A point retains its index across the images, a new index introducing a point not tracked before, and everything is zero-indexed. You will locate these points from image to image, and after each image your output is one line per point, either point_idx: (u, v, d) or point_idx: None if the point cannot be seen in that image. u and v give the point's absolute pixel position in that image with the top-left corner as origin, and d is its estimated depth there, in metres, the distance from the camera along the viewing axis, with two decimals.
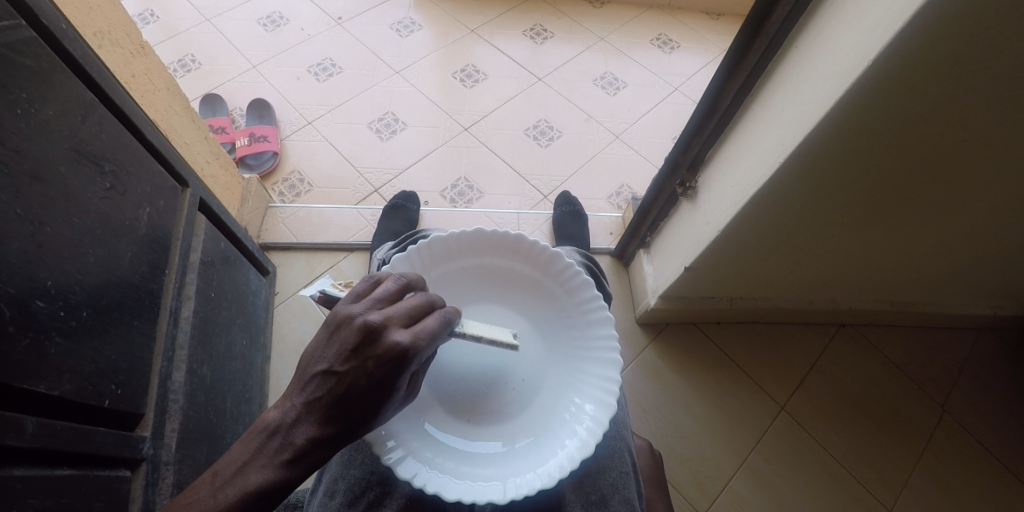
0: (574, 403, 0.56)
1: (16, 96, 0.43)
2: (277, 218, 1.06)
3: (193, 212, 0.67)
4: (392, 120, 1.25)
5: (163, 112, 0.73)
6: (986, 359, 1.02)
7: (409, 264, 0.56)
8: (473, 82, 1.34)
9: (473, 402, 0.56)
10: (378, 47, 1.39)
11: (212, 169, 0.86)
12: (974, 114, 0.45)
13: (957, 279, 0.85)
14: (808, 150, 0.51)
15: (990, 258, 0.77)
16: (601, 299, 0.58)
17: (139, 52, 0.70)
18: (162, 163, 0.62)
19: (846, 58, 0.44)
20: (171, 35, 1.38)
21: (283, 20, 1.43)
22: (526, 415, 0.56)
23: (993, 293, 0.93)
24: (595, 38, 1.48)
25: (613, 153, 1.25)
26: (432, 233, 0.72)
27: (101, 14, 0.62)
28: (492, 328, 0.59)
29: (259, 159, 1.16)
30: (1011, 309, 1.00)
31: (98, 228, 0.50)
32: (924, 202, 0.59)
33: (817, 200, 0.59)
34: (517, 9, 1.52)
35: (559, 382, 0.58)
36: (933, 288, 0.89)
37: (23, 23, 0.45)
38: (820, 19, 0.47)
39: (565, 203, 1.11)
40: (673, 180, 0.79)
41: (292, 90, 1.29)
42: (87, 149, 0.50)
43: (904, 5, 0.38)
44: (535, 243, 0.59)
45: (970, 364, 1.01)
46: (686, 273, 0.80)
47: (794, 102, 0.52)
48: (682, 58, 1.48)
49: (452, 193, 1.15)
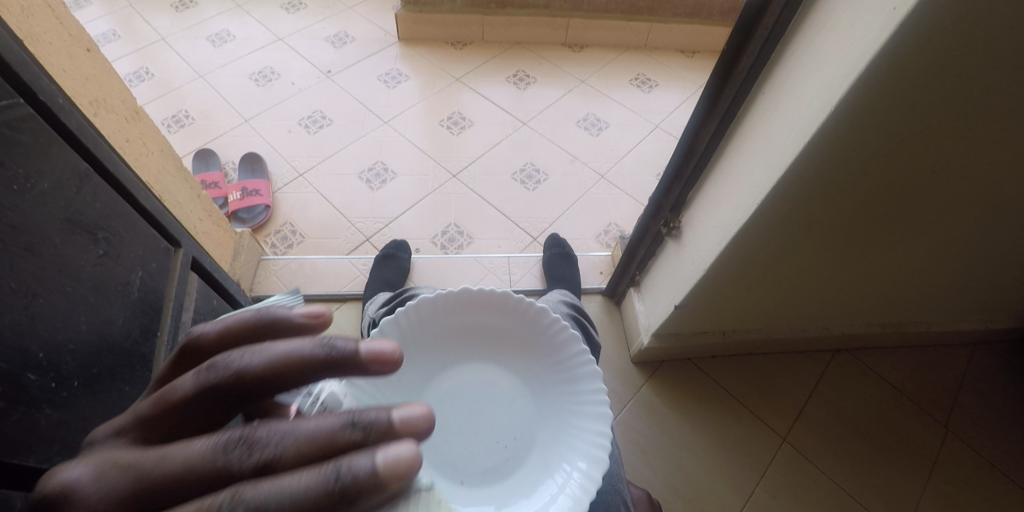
0: (565, 461, 0.55)
1: (14, 172, 0.44)
2: (269, 271, 1.06)
3: (185, 272, 0.67)
4: (382, 169, 1.27)
5: (156, 173, 0.74)
6: (981, 379, 1.02)
7: (398, 327, 0.57)
8: (459, 129, 1.38)
9: (468, 462, 0.57)
10: (366, 98, 1.44)
11: (205, 226, 0.87)
12: (939, 151, 0.47)
13: (942, 298, 0.86)
14: (780, 191, 0.52)
15: (971, 278, 0.79)
16: (589, 353, 0.58)
17: (133, 117, 0.72)
18: (155, 226, 0.63)
19: (808, 106, 0.46)
20: (166, 93, 1.42)
21: (274, 75, 1.48)
22: (517, 474, 0.57)
23: (980, 309, 0.95)
24: (577, 81, 1.54)
25: (599, 193, 1.28)
26: (421, 292, 0.74)
27: (97, 83, 0.65)
28: (481, 387, 0.60)
29: (251, 212, 1.17)
30: (998, 326, 1.01)
31: (90, 295, 0.51)
32: (901, 230, 0.61)
33: (797, 235, 0.60)
34: (500, 56, 1.58)
35: (550, 438, 0.58)
36: (920, 309, 0.91)
37: (20, 100, 0.46)
38: (784, 68, 0.50)
39: (554, 244, 1.13)
40: (657, 221, 0.81)
41: (284, 143, 1.32)
42: (81, 219, 0.51)
43: (852, 61, 0.40)
44: (521, 299, 0.59)
45: (967, 385, 1.01)
46: (676, 312, 0.80)
47: (766, 145, 0.53)
48: (661, 96, 1.53)
49: (442, 239, 1.16)
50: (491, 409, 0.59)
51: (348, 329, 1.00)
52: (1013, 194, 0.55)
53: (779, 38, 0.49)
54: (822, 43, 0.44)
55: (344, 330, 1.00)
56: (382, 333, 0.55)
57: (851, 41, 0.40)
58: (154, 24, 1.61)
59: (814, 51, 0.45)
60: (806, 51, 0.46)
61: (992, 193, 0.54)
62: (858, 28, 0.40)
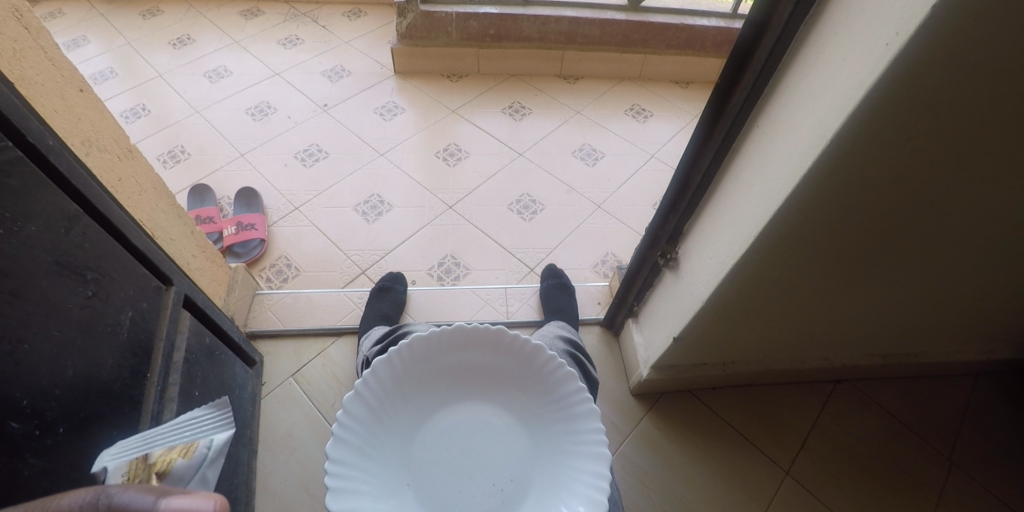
0: (564, 505, 0.54)
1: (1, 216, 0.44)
2: (263, 305, 1.05)
3: (177, 310, 0.67)
4: (378, 202, 1.28)
5: (148, 210, 0.74)
6: (985, 408, 1.01)
7: (390, 365, 0.56)
8: (455, 160, 1.39)
9: (463, 507, 0.55)
10: (363, 131, 1.45)
11: (199, 262, 0.86)
12: (931, 183, 0.47)
13: (942, 328, 0.86)
14: (776, 224, 0.53)
15: (970, 307, 0.79)
16: (586, 391, 0.57)
17: (126, 155, 0.72)
18: (147, 265, 0.63)
19: (804, 138, 0.46)
20: (162, 128, 1.44)
21: (271, 109, 1.50)
22: None
23: (980, 339, 0.94)
24: (572, 112, 1.56)
25: (596, 222, 1.29)
26: (415, 329, 0.73)
27: (89, 123, 0.65)
28: (476, 428, 0.59)
29: (246, 246, 1.16)
30: (1000, 355, 1.00)
31: (78, 338, 0.50)
32: (897, 260, 0.61)
33: (793, 266, 0.61)
34: (495, 88, 1.61)
35: (548, 481, 0.56)
36: (921, 338, 0.90)
37: (10, 143, 0.46)
38: (777, 103, 0.50)
39: (551, 275, 1.13)
40: (654, 252, 0.81)
41: (280, 176, 1.33)
42: (69, 261, 0.50)
43: (843, 102, 0.41)
44: (517, 336, 0.59)
45: (971, 415, 1.00)
46: (675, 343, 0.80)
47: (763, 176, 0.54)
48: (656, 126, 1.55)
49: (439, 270, 1.16)
50: (487, 452, 0.58)
51: (344, 364, 0.99)
52: (1006, 226, 0.55)
53: (772, 72, 0.50)
54: (817, 76, 0.44)
55: (339, 365, 0.98)
56: (375, 372, 0.55)
57: (846, 74, 0.41)
58: (151, 61, 1.64)
59: (805, 90, 0.46)
60: (800, 84, 0.47)
61: (984, 224, 0.55)
62: (853, 62, 0.40)
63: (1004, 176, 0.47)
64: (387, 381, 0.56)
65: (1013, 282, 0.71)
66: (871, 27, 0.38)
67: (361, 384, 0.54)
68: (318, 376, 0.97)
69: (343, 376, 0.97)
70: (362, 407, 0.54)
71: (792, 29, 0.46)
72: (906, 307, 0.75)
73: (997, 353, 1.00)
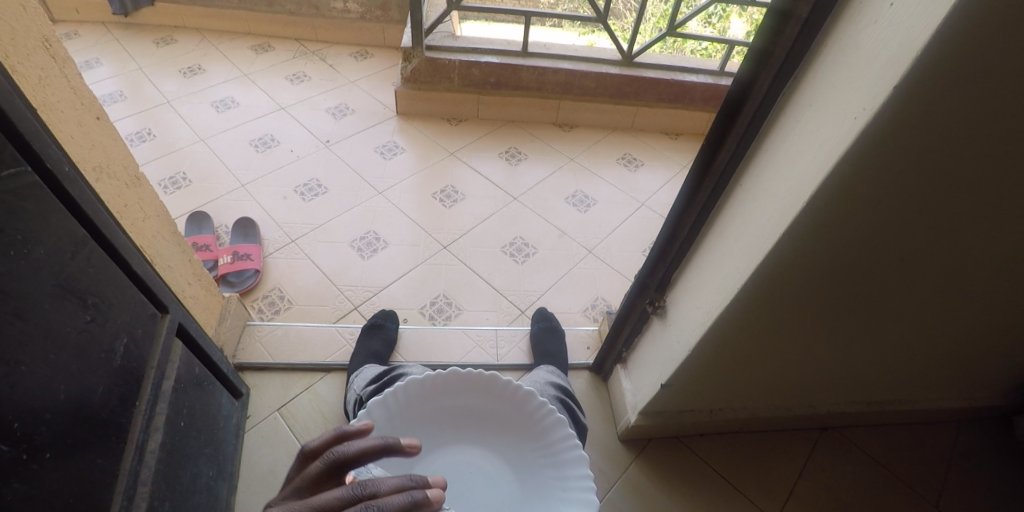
0: None
1: (12, 238, 0.45)
2: (254, 337, 1.04)
3: (170, 339, 0.67)
4: (373, 239, 1.30)
5: (150, 237, 0.76)
6: (970, 456, 1.02)
7: (386, 407, 0.59)
8: (451, 202, 1.42)
9: None
10: (362, 169, 1.49)
11: (193, 290, 0.87)
12: (903, 242, 0.50)
13: (922, 376, 0.88)
14: (759, 278, 0.56)
15: (947, 356, 0.81)
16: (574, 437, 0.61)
17: (134, 182, 0.74)
18: (146, 292, 0.64)
19: (783, 199, 0.50)
20: (166, 153, 1.46)
21: (273, 142, 1.54)
22: None
23: (962, 387, 0.96)
24: (566, 159, 1.62)
25: (586, 268, 1.31)
26: (409, 371, 0.74)
27: (103, 150, 0.68)
28: (465, 472, 0.61)
29: (240, 276, 1.17)
30: (985, 404, 1.02)
31: (73, 363, 0.50)
32: (873, 313, 0.64)
33: (777, 316, 0.63)
34: (493, 133, 1.67)
35: None
36: (905, 387, 0.91)
37: (29, 168, 0.48)
38: (759, 166, 0.54)
39: (541, 318, 1.14)
40: (643, 299, 0.84)
41: (278, 208, 1.35)
42: (72, 284, 0.52)
43: (816, 171, 0.45)
44: (508, 382, 0.63)
45: (956, 461, 1.01)
46: (663, 390, 0.81)
47: (746, 231, 0.57)
48: (646, 174, 1.61)
49: (430, 309, 1.17)
50: (476, 496, 0.59)
51: (331, 400, 0.98)
52: (974, 281, 0.58)
53: (756, 134, 0.54)
54: (795, 142, 0.48)
55: (326, 401, 0.97)
56: (371, 412, 0.58)
57: (821, 141, 0.44)
58: (160, 88, 1.69)
59: (783, 155, 0.50)
60: (780, 148, 0.51)
61: (953, 279, 0.57)
62: (827, 131, 0.44)
63: (969, 238, 0.50)
64: (381, 422, 0.58)
65: (988, 333, 0.74)
66: (841, 101, 0.42)
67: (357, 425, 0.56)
68: (305, 411, 0.96)
69: (329, 414, 0.96)
70: None
71: (773, 97, 0.50)
72: (886, 355, 0.77)
73: (979, 402, 1.01)
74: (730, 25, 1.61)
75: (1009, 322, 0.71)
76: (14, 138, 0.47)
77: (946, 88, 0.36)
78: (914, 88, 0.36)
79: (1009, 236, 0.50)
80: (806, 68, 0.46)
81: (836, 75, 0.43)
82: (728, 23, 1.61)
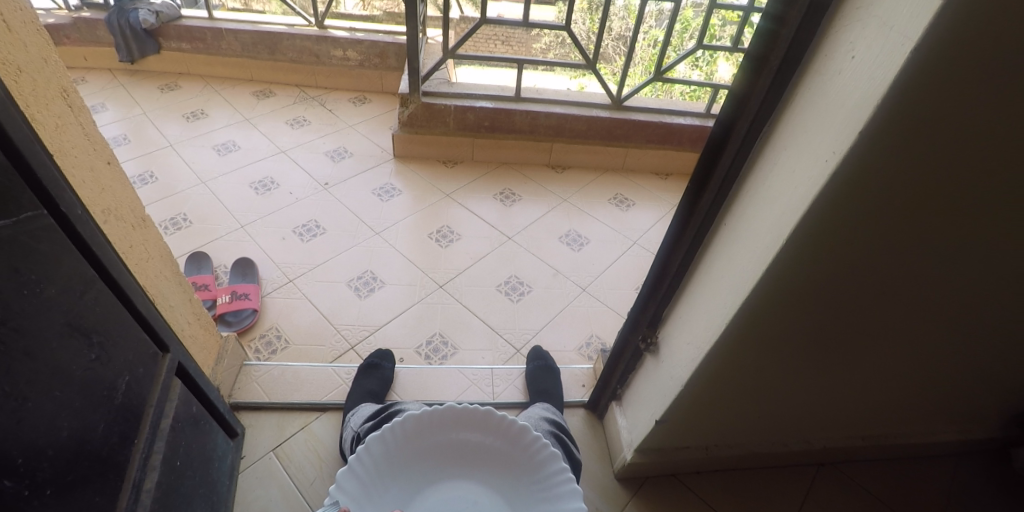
0: None
1: (26, 278, 0.47)
2: (250, 377, 1.05)
3: (169, 378, 0.67)
4: (371, 278, 1.32)
5: (152, 277, 0.78)
6: (970, 493, 1.02)
7: (382, 442, 0.60)
8: (448, 242, 1.45)
9: None
10: (360, 210, 1.52)
11: (192, 329, 0.88)
12: (878, 275, 0.53)
13: (916, 411, 0.89)
14: (744, 314, 0.58)
15: (938, 390, 0.82)
16: (569, 472, 0.61)
17: (140, 225, 0.76)
18: (148, 331, 0.64)
19: (763, 238, 0.53)
20: (168, 195, 1.49)
21: (273, 185, 1.58)
22: None
23: (957, 421, 0.96)
24: (559, 200, 1.66)
25: (580, 306, 1.33)
26: (406, 407, 0.75)
27: (112, 194, 0.70)
28: (459, 507, 0.61)
29: (238, 316, 1.18)
30: (984, 438, 1.01)
31: (76, 400, 0.53)
32: (858, 347, 0.66)
33: (765, 351, 0.65)
34: (487, 175, 1.72)
35: None
36: (899, 420, 0.92)
37: (44, 212, 0.50)
38: (740, 207, 0.58)
39: (536, 357, 1.14)
40: (636, 336, 0.85)
41: (276, 249, 1.37)
42: (80, 323, 0.53)
43: (790, 212, 0.48)
44: (504, 417, 0.64)
45: (955, 498, 1.01)
46: (658, 427, 0.81)
47: (730, 268, 0.59)
48: (638, 214, 1.66)
49: (426, 349, 1.18)
50: None
51: (327, 441, 0.97)
52: (951, 312, 0.61)
53: (737, 177, 0.58)
54: (771, 185, 0.52)
55: (322, 442, 0.97)
56: (368, 448, 0.59)
57: (797, 181, 0.47)
58: (163, 133, 1.74)
59: (762, 197, 0.53)
60: (760, 189, 0.54)
61: (931, 310, 0.60)
62: (801, 173, 0.47)
63: (940, 270, 0.53)
64: (378, 456, 0.60)
65: (974, 366, 0.75)
66: (814, 145, 0.45)
67: (354, 460, 0.58)
68: (300, 451, 0.95)
69: (325, 454, 0.95)
70: (355, 482, 0.57)
71: (751, 143, 0.54)
72: (877, 391, 0.78)
73: (976, 435, 1.01)
74: (717, 68, 1.68)
75: (995, 355, 0.73)
76: (34, 183, 0.49)
77: (904, 135, 0.40)
78: (876, 133, 0.40)
79: (977, 268, 0.53)
80: (780, 117, 0.50)
81: (808, 121, 0.46)
82: (716, 67, 1.69)
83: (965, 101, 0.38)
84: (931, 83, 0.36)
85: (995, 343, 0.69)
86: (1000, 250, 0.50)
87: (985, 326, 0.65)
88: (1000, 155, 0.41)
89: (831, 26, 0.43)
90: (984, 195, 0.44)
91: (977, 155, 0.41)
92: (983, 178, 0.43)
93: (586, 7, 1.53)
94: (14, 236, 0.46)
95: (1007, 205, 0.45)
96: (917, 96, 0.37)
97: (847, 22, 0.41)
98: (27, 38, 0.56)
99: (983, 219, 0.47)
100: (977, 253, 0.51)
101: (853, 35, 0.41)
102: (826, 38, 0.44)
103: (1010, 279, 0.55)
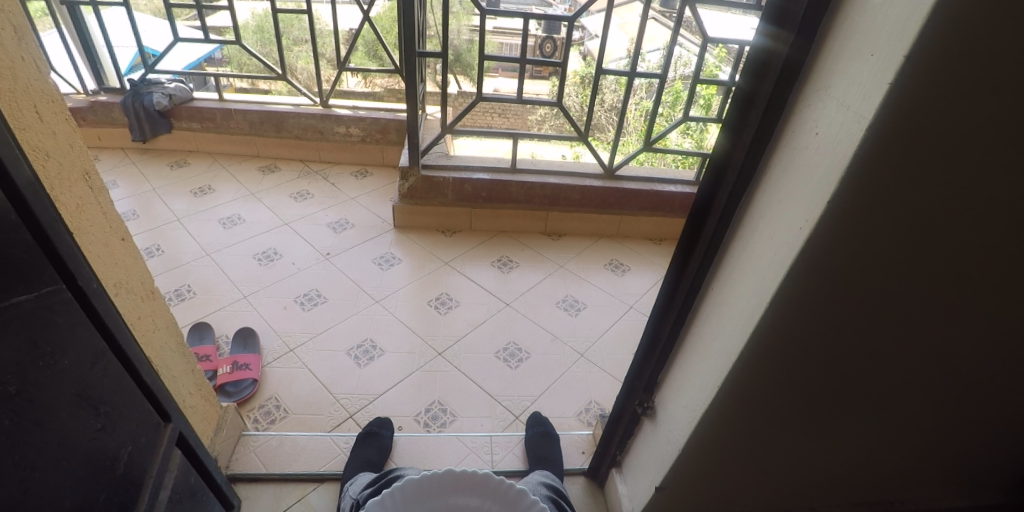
0: None
1: (42, 351, 0.49)
2: (248, 447, 1.04)
3: (169, 449, 0.68)
4: (370, 347, 1.33)
5: (157, 346, 0.80)
6: None
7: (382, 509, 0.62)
8: (447, 309, 1.48)
9: None
10: (361, 279, 1.56)
11: (193, 399, 0.89)
12: (864, 338, 0.55)
13: (931, 484, 0.86)
14: (733, 375, 0.60)
15: (949, 460, 0.80)
16: None
17: (148, 296, 0.79)
18: (153, 402, 0.65)
19: (748, 299, 0.56)
20: (173, 267, 1.54)
21: (277, 255, 1.62)
22: None
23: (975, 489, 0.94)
24: (556, 265, 1.72)
25: (579, 371, 1.34)
26: (405, 473, 0.75)
27: (125, 268, 0.73)
28: None
29: (238, 386, 1.18)
30: None
31: (80, 470, 0.54)
32: (855, 411, 0.66)
33: (758, 415, 0.66)
34: (485, 243, 1.78)
35: None
36: (911, 488, 0.87)
37: (64, 287, 0.52)
38: (725, 270, 0.61)
39: (536, 423, 1.15)
40: (634, 399, 0.87)
41: (278, 318, 1.39)
42: (89, 394, 0.55)
43: (771, 276, 0.52)
44: (502, 480, 0.65)
45: None
46: (658, 493, 0.81)
47: (721, 329, 0.62)
48: (633, 279, 1.70)
49: (425, 417, 1.17)
50: None
51: None
52: (945, 377, 0.61)
53: (720, 242, 0.62)
54: (752, 249, 0.56)
55: None
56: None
57: (776, 244, 0.51)
58: (171, 207, 1.81)
59: (744, 261, 0.57)
60: (741, 254, 0.58)
61: (926, 375, 0.60)
62: (777, 239, 0.51)
63: (924, 332, 0.54)
64: None
65: (981, 433, 0.73)
66: (788, 213, 0.49)
67: None
68: None
69: None
70: None
71: (733, 210, 0.59)
72: (882, 457, 0.77)
73: None
74: (707, 136, 1.80)
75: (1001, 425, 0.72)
76: (56, 260, 0.51)
77: (867, 207, 0.43)
78: (841, 205, 0.43)
79: (960, 333, 0.54)
80: (757, 186, 0.55)
81: (783, 187, 0.50)
82: (707, 135, 1.80)
83: (920, 180, 0.41)
84: (888, 162, 0.40)
85: (999, 413, 0.68)
86: (981, 315, 0.52)
87: (985, 393, 0.64)
88: (964, 226, 0.44)
89: (797, 103, 0.48)
90: (953, 264, 0.47)
91: (941, 227, 0.44)
92: (951, 246, 0.45)
93: (578, 81, 1.66)
94: (34, 310, 0.49)
95: (981, 271, 0.48)
96: (876, 174, 0.41)
97: (807, 104, 0.46)
98: (57, 127, 0.61)
99: (961, 283, 0.49)
100: (958, 318, 0.53)
101: (814, 116, 0.45)
102: (794, 114, 0.48)
103: (999, 344, 0.56)
